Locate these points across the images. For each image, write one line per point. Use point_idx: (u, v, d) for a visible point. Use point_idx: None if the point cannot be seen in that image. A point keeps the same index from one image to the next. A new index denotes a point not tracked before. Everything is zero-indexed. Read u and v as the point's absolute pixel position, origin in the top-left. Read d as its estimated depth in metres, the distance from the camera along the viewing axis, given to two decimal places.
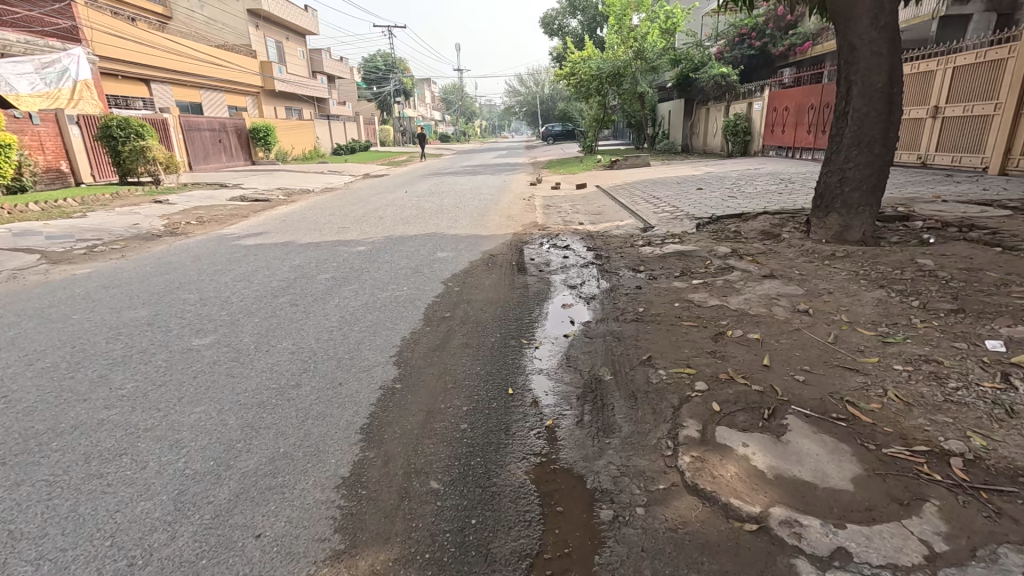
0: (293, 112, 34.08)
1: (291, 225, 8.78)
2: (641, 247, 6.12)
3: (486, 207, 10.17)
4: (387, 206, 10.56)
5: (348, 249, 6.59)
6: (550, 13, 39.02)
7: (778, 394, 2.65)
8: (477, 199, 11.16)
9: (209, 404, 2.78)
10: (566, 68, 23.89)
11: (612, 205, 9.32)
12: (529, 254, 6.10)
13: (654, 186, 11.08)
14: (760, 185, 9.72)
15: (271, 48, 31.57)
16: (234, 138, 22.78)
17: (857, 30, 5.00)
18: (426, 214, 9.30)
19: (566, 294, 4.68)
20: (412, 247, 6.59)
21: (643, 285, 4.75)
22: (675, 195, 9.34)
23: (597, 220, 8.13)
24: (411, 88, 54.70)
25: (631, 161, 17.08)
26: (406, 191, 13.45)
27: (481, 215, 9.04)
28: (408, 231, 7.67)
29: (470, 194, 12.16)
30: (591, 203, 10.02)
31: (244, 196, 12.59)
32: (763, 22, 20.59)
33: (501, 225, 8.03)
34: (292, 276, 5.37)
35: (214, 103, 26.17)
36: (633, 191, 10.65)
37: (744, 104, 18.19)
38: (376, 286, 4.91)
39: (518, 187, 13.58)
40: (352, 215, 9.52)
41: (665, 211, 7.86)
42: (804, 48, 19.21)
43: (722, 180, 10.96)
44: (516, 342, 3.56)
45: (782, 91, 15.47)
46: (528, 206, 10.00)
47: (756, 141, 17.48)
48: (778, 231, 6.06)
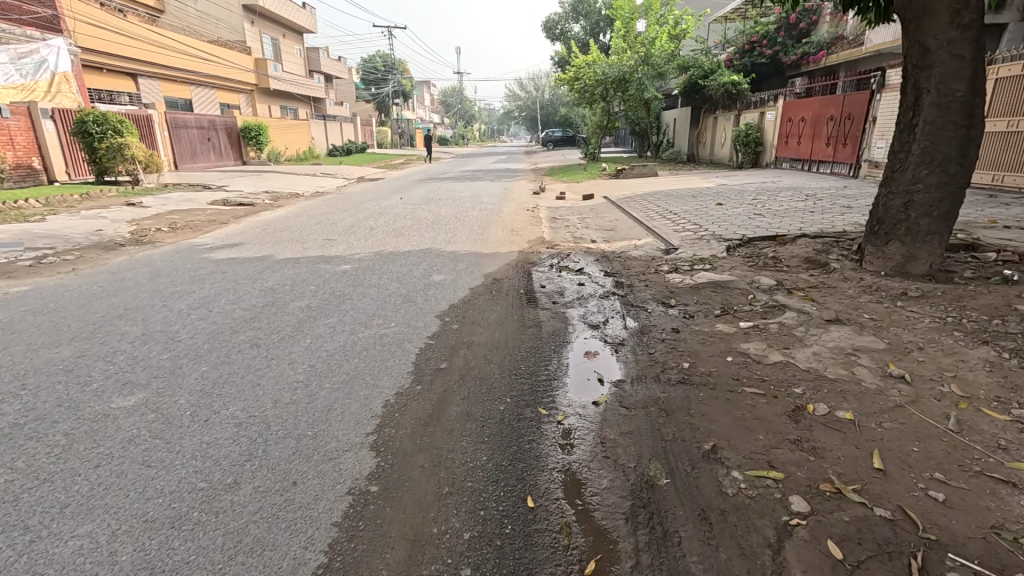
0: (288, 111, 33.28)
1: (273, 235, 7.96)
2: (667, 275, 5.33)
3: (488, 218, 9.37)
4: (381, 215, 9.75)
5: (331, 268, 5.78)
6: (553, 17, 38.42)
7: (918, 527, 1.86)
8: (478, 209, 10.38)
9: (102, 520, 1.96)
10: (570, 72, 23.31)
11: (626, 220, 8.55)
12: (538, 280, 5.30)
13: (668, 200, 10.33)
14: (784, 201, 8.99)
15: (266, 45, 30.76)
16: (224, 136, 21.95)
17: (931, 28, 4.25)
18: (423, 225, 8.52)
19: (588, 336, 3.85)
20: (405, 267, 5.79)
21: (680, 326, 3.95)
22: (694, 211, 8.58)
23: (611, 237, 7.37)
24: (410, 90, 54.05)
25: (638, 171, 16.37)
26: (401, 197, 12.62)
27: (482, 228, 8.26)
28: (401, 246, 6.86)
29: (470, 203, 11.37)
30: (602, 216, 9.26)
31: (226, 200, 11.75)
32: (774, 30, 19.93)
33: (504, 241, 7.25)
34: (261, 302, 4.55)
35: (206, 100, 25.31)
36: (646, 205, 9.90)
37: (755, 113, 17.50)
38: (359, 320, 4.09)
39: (520, 196, 12.79)
40: (341, 225, 8.72)
41: (687, 230, 7.11)
42: (818, 57, 18.44)
43: (740, 195, 10.23)
44: (532, 414, 2.75)
45: (798, 101, 14.77)
46: (533, 219, 9.23)
47: (768, 152, 16.79)
48: (825, 259, 5.29)
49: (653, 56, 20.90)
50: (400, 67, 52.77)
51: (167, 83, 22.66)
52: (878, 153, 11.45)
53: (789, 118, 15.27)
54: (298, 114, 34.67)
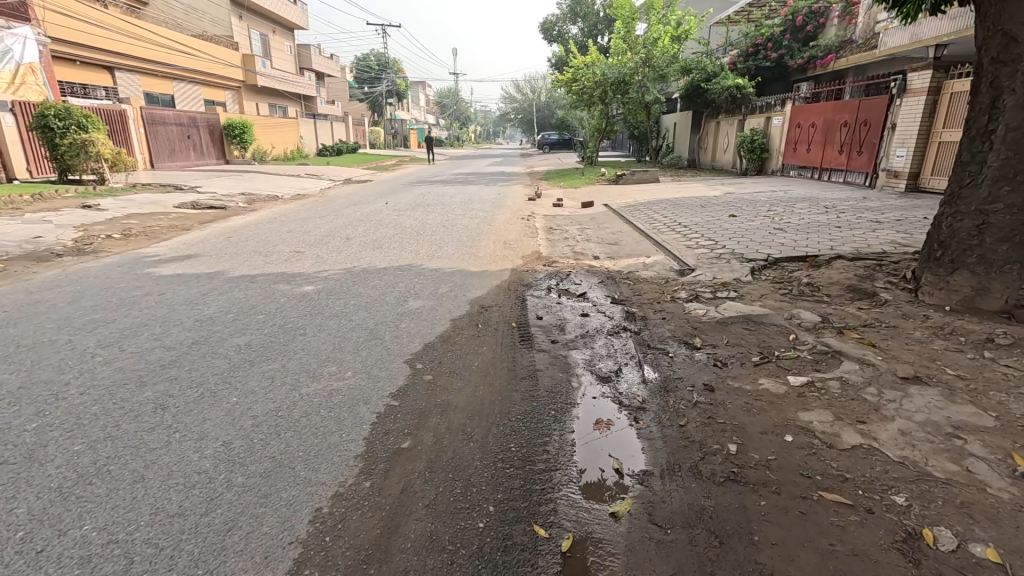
0: (277, 109, 32.36)
1: (235, 245, 7.07)
2: (686, 304, 4.50)
3: (479, 228, 8.52)
4: (361, 223, 8.89)
5: (291, 290, 4.90)
6: (550, 18, 37.73)
7: None
8: (468, 218, 9.54)
9: None
10: (567, 74, 22.62)
11: (631, 233, 7.72)
12: (533, 309, 4.45)
13: (674, 210, 9.52)
14: (803, 214, 8.19)
15: (254, 41, 29.83)
16: (206, 133, 21.01)
17: (1020, 14, 3.49)
18: (406, 235, 7.68)
19: (597, 394, 3.01)
20: (379, 289, 4.93)
21: (713, 381, 3.12)
22: (706, 223, 7.78)
23: (617, 253, 6.53)
24: (404, 91, 53.15)
25: (638, 176, 15.63)
26: (387, 202, 11.73)
27: (471, 240, 7.41)
28: (378, 262, 5.99)
29: (460, 210, 10.52)
30: (605, 227, 8.43)
31: (196, 203, 10.85)
32: (780, 33, 19.24)
33: (497, 257, 6.40)
34: (193, 338, 3.68)
35: (189, 96, 24.32)
36: (651, 215, 9.09)
37: (760, 119, 16.77)
38: (308, 368, 3.23)
39: (514, 203, 11.95)
40: (315, 234, 7.85)
41: (702, 247, 6.29)
42: (825, 61, 17.68)
43: (753, 205, 9.45)
44: (525, 539, 1.90)
45: (808, 106, 14.03)
46: (529, 229, 8.40)
47: (774, 159, 16.06)
48: (872, 289, 4.49)
49: (655, 58, 20.16)
50: (394, 67, 51.83)
51: (147, 78, 21.71)
52: (897, 162, 10.72)
53: (798, 124, 14.54)
54: (287, 112, 33.72)
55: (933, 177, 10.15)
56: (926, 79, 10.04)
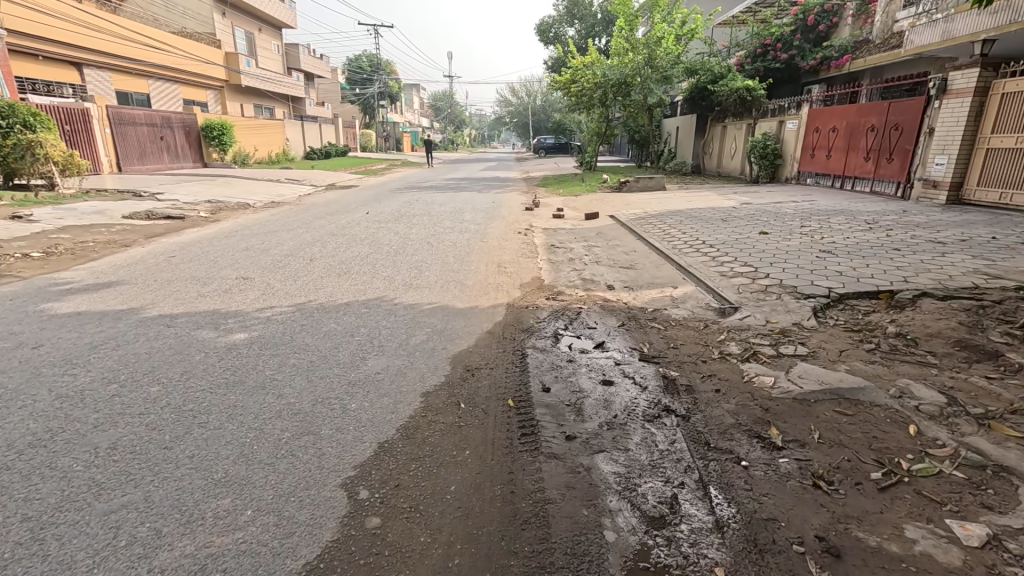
0: (262, 111, 31.13)
1: (172, 268, 5.85)
2: (745, 366, 3.33)
3: (470, 245, 7.35)
4: (332, 238, 7.69)
5: (214, 340, 3.70)
6: (547, 20, 36.69)
7: None
8: (457, 232, 8.35)
9: None
10: (565, 75, 21.59)
11: (648, 253, 6.55)
12: (538, 373, 3.26)
13: (691, 223, 8.38)
14: (846, 231, 7.06)
15: (239, 39, 28.63)
16: (182, 135, 19.79)
17: None
18: (383, 256, 6.49)
19: (645, 559, 1.85)
20: (334, 339, 3.74)
21: (827, 529, 1.96)
22: (734, 242, 6.64)
23: (636, 282, 5.36)
24: (397, 92, 51.95)
25: (643, 183, 14.56)
26: (368, 212, 10.50)
27: (459, 262, 6.24)
28: (340, 295, 4.79)
29: (449, 222, 9.32)
30: (615, 245, 7.26)
31: (151, 212, 9.64)
32: (790, 33, 18.23)
33: (491, 286, 5.21)
34: (35, 433, 2.49)
35: (166, 95, 23.08)
36: (666, 230, 7.94)
37: (772, 122, 15.69)
38: (188, 501, 2.05)
39: (510, 213, 10.79)
40: (274, 253, 6.65)
41: (740, 277, 5.14)
42: (841, 62, 16.62)
43: (781, 219, 8.32)
44: None
45: (829, 108, 12.95)
46: (527, 247, 7.23)
47: (788, 165, 15.00)
48: (994, 345, 3.36)
49: (658, 58, 19.11)
50: (386, 68, 50.50)
51: (120, 76, 20.46)
52: (936, 170, 9.66)
53: (817, 128, 13.45)
54: (274, 113, 32.47)
55: (979, 188, 9.13)
56: (972, 79, 9.00)
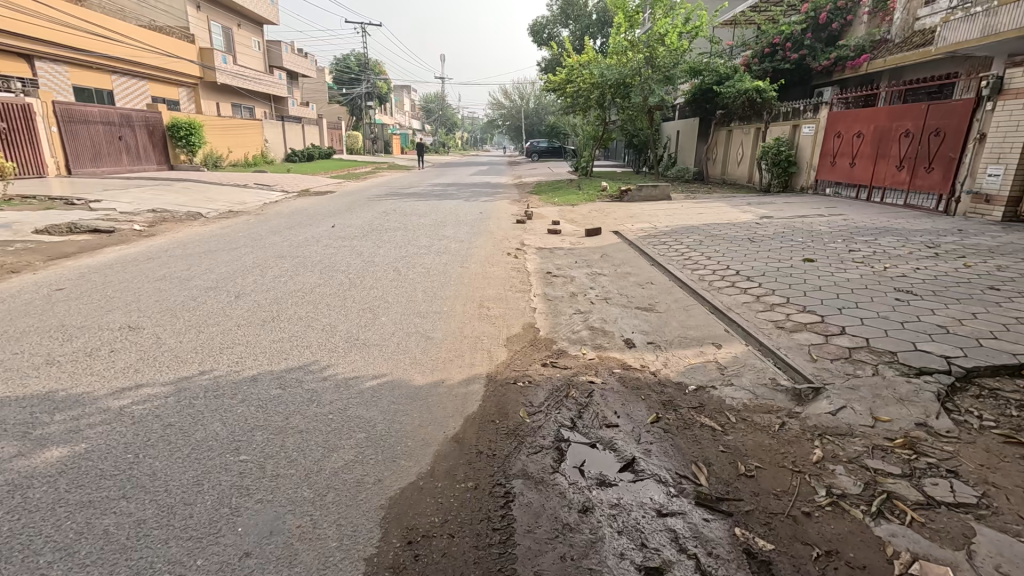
0: (241, 110, 29.58)
1: (46, 309, 4.43)
2: (884, 534, 1.95)
3: (446, 272, 5.94)
4: (279, 261, 6.29)
5: (2, 466, 2.26)
6: (540, 20, 35.44)
7: None
8: (433, 253, 6.96)
9: None
10: (560, 75, 20.35)
11: (670, 288, 5.19)
12: (530, 554, 1.87)
13: (713, 244, 7.05)
14: (910, 259, 5.74)
15: (215, 34, 27.11)
16: (144, 134, 18.28)
17: None
18: (334, 291, 5.09)
19: None
20: (200, 464, 2.31)
21: None
22: (777, 274, 5.29)
23: (660, 335, 4.00)
24: (386, 93, 50.54)
25: (646, 193, 13.27)
26: (335, 225, 9.10)
27: (430, 300, 4.84)
28: (250, 362, 3.37)
29: (426, 239, 7.94)
30: (626, 274, 5.90)
31: (75, 225, 8.19)
32: (800, 32, 17.06)
33: (466, 344, 3.81)
34: None
35: (131, 92, 21.52)
36: (686, 253, 6.60)
37: (785, 126, 14.39)
38: None
39: (499, 227, 9.43)
40: (195, 284, 5.23)
41: (806, 333, 3.78)
42: (858, 62, 15.46)
43: (819, 240, 7.01)
44: None
45: (852, 113, 11.72)
46: (518, 276, 5.85)
47: (803, 173, 13.72)
48: None
49: (659, 57, 17.84)
50: (375, 68, 49.13)
51: (78, 70, 18.88)
52: (989, 183, 8.47)
53: (837, 133, 12.18)
54: (254, 113, 30.93)
55: None
56: None
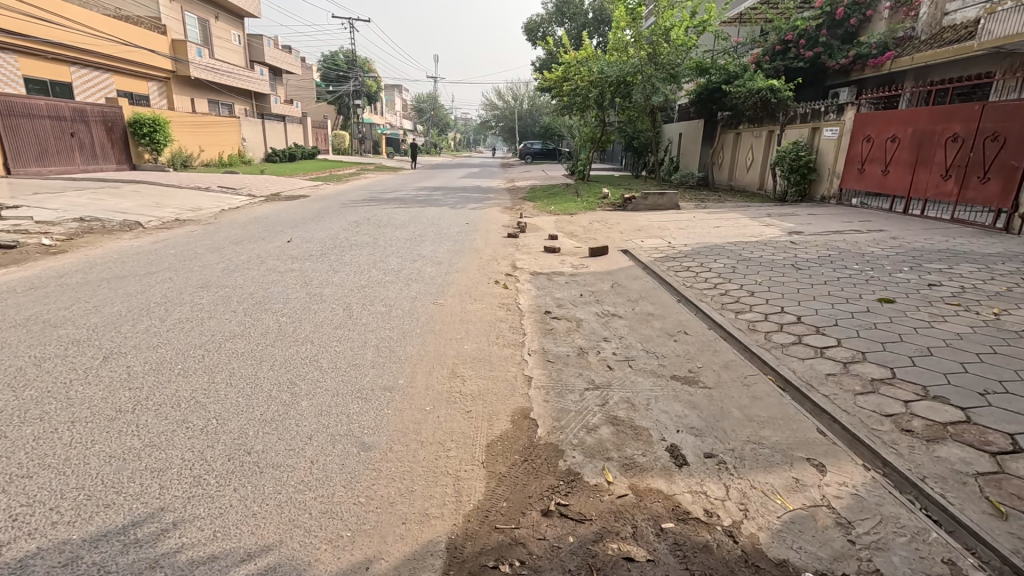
0: (218, 107, 27.97)
1: None
2: None
3: (413, 312, 4.54)
4: (198, 294, 4.86)
5: None
6: (534, 18, 34.16)
7: None
8: (402, 281, 5.56)
9: None
10: (557, 72, 19.03)
11: (712, 346, 3.79)
12: None
13: (750, 271, 5.71)
14: (1016, 301, 4.43)
15: (189, 26, 25.53)
16: (101, 131, 16.75)
17: None
18: (251, 347, 3.66)
19: None
20: None
21: None
22: (856, 324, 3.92)
23: (721, 441, 2.63)
24: (375, 92, 48.95)
25: (652, 201, 11.94)
26: (291, 240, 7.66)
27: (382, 365, 3.43)
28: (39, 520, 1.96)
29: (397, 260, 6.55)
30: (648, 317, 4.52)
31: None
32: (816, 28, 15.81)
33: (419, 462, 2.41)
34: None
35: (92, 85, 19.97)
36: (719, 285, 5.25)
37: (803, 128, 13.05)
38: None
39: (487, 242, 8.05)
40: (59, 334, 3.80)
41: (954, 449, 2.41)
42: (881, 60, 14.21)
43: (880, 268, 5.67)
44: None
45: (884, 114, 10.47)
46: (508, 318, 4.47)
47: (824, 181, 12.40)
48: None
49: (664, 54, 16.54)
50: (364, 66, 47.61)
51: (28, 60, 17.36)
52: None
53: (867, 137, 10.90)
54: (232, 110, 29.34)
55: None
56: None
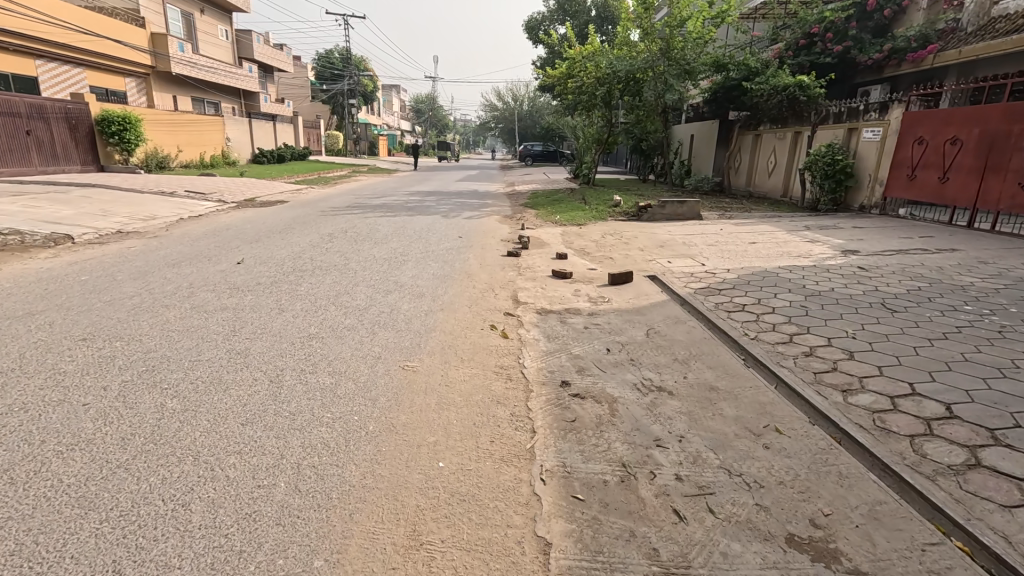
0: (202, 105, 26.57)
1: None
2: None
3: (370, 388, 3.13)
4: (69, 354, 3.43)
5: None
6: (535, 16, 32.89)
7: None
8: (366, 327, 4.16)
9: None
10: (560, 68, 17.65)
11: (836, 469, 2.39)
12: None
13: (830, 313, 4.30)
14: None
15: (171, 19, 24.12)
16: (63, 129, 15.35)
17: None
18: (88, 470, 2.26)
19: None
20: None
21: None
22: None
23: None
24: (371, 92, 47.62)
25: (671, 211, 10.54)
26: (241, 261, 6.24)
27: (293, 518, 2.02)
28: None
29: (366, 291, 5.14)
30: (714, 397, 3.11)
31: None
32: (844, 19, 14.42)
33: None
34: None
35: (60, 80, 18.56)
36: (798, 337, 3.84)
37: (838, 129, 11.61)
38: None
39: (482, 263, 6.65)
40: None
41: None
42: (919, 54, 12.83)
43: (1002, 310, 4.27)
44: None
45: (942, 113, 9.15)
46: (508, 400, 3.05)
47: (864, 188, 10.98)
48: None
49: (678, 49, 15.20)
50: (359, 65, 46.30)
51: None
52: None
53: (918, 139, 9.61)
54: (218, 109, 27.93)
55: None
56: None
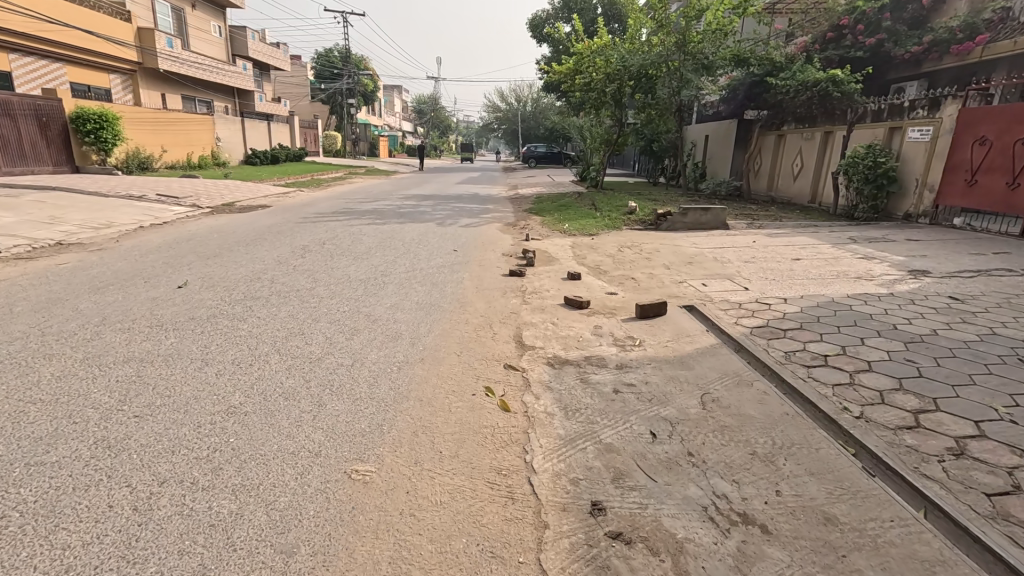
0: (192, 103, 25.48)
1: None
2: None
3: (286, 526, 1.95)
4: None
5: None
6: (539, 14, 31.84)
7: None
8: (313, 393, 2.99)
9: None
10: (567, 63, 16.46)
11: None
12: None
13: (955, 375, 3.10)
14: None
15: (160, 13, 23.02)
16: (33, 128, 14.27)
17: None
18: None
19: None
20: None
21: None
22: None
23: None
24: (371, 91, 46.58)
25: (694, 218, 9.37)
26: (183, 285, 5.09)
27: None
28: None
29: (326, 330, 3.98)
30: (837, 543, 1.94)
31: None
32: (878, 9, 13.23)
33: None
34: None
35: (36, 75, 17.52)
36: (929, 420, 2.66)
37: (879, 128, 10.41)
38: None
39: (478, 285, 5.50)
40: None
41: None
42: (963, 47, 11.64)
43: None
44: None
45: (1011, 109, 7.96)
46: (509, 552, 1.88)
47: (910, 194, 9.77)
48: None
49: (695, 42, 13.97)
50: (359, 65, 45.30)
51: None
52: None
53: (980, 139, 8.44)
54: (209, 107, 26.84)
55: None
56: None
